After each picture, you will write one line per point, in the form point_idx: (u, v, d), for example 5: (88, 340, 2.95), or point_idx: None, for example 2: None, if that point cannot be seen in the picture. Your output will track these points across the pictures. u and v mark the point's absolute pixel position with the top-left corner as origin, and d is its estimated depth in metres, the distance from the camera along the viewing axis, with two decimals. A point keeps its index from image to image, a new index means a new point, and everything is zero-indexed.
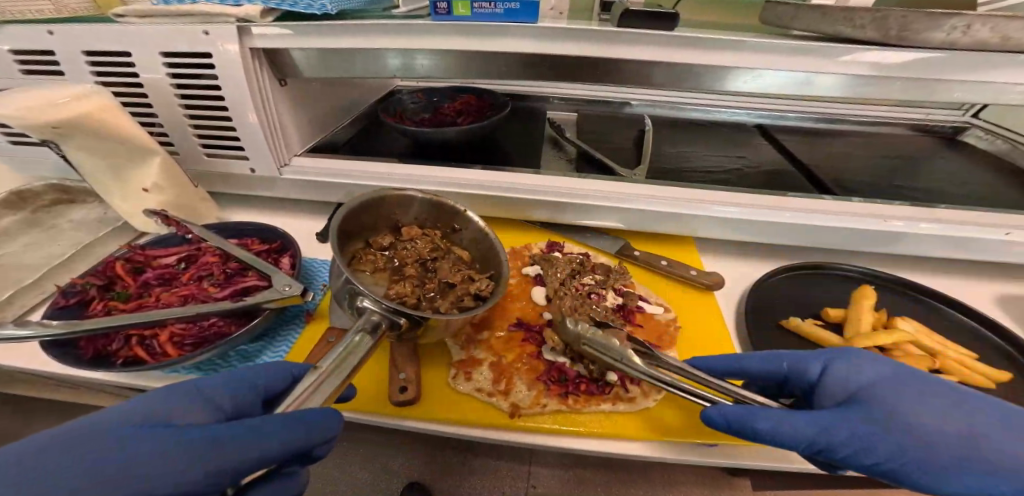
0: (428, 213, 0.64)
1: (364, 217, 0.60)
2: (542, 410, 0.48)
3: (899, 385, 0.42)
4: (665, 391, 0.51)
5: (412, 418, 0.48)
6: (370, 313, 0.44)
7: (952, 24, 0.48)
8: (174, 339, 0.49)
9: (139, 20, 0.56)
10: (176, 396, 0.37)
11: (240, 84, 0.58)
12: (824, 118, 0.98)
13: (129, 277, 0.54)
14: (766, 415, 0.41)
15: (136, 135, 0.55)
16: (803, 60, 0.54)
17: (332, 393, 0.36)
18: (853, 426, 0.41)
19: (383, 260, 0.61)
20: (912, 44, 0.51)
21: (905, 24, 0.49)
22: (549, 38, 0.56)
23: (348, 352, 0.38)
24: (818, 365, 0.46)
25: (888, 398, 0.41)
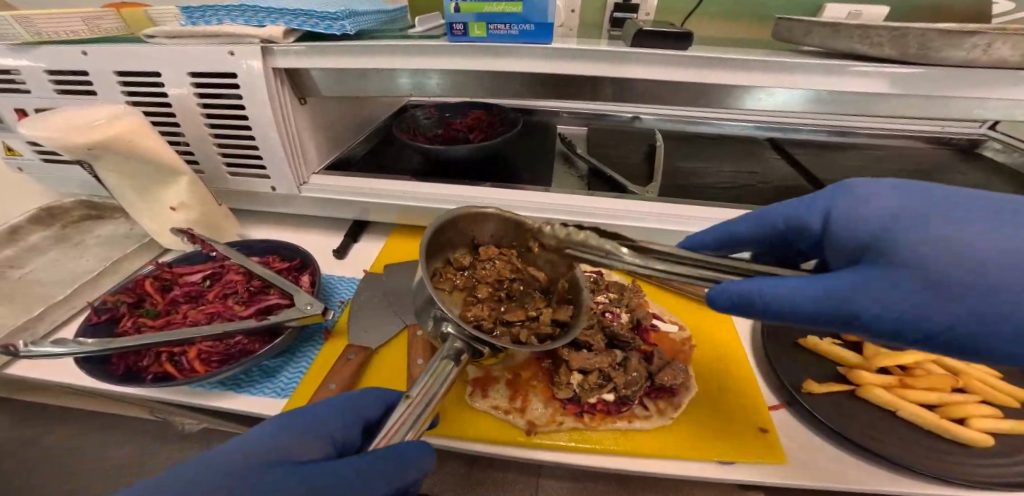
0: (506, 230, 0.57)
1: (440, 236, 0.56)
2: (559, 428, 0.49)
3: (906, 222, 0.36)
4: (680, 409, 0.51)
5: (430, 435, 0.49)
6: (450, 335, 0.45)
7: (969, 41, 0.47)
8: (202, 355, 0.51)
9: (168, 41, 0.58)
10: (289, 427, 0.40)
11: (263, 103, 0.59)
12: (836, 131, 0.98)
13: (157, 294, 0.56)
14: (780, 290, 0.37)
15: (163, 156, 0.56)
16: (816, 77, 0.54)
17: (424, 419, 0.38)
18: (874, 289, 0.35)
19: (461, 280, 0.58)
20: (929, 61, 0.50)
21: (924, 42, 0.48)
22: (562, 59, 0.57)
23: (434, 380, 0.40)
24: (818, 215, 0.41)
25: (907, 247, 0.35)
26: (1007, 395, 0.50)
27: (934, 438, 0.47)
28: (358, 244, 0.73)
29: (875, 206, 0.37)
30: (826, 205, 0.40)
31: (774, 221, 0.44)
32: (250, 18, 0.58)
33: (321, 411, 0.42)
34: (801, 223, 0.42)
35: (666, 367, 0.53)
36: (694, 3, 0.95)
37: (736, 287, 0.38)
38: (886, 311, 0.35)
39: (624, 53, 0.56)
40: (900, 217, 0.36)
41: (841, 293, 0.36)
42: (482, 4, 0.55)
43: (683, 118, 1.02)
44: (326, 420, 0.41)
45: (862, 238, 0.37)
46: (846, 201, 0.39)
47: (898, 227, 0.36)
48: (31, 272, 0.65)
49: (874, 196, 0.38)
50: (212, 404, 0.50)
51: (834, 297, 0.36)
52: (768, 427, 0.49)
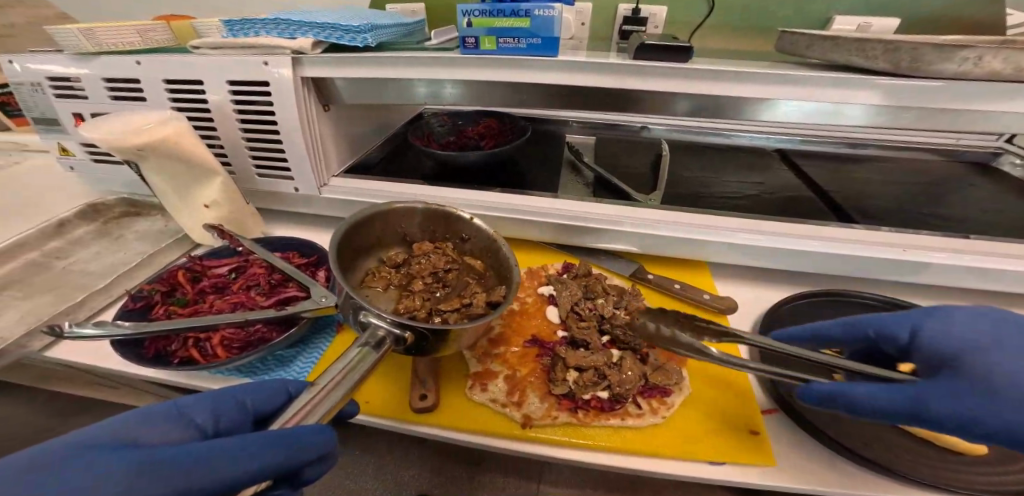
0: (432, 225, 0.69)
1: (369, 232, 0.65)
2: (553, 422, 0.50)
3: (996, 346, 0.39)
4: (673, 409, 0.51)
5: (428, 425, 0.52)
6: (373, 325, 0.46)
7: (961, 54, 0.48)
8: (224, 341, 0.54)
9: (212, 52, 0.63)
10: (160, 414, 0.39)
11: (290, 110, 0.64)
12: (845, 143, 0.98)
13: (187, 284, 0.60)
14: (868, 392, 0.40)
15: (202, 157, 0.61)
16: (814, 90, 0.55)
17: (332, 409, 0.38)
18: (947, 398, 0.38)
19: (396, 277, 0.67)
20: (924, 74, 0.51)
21: (916, 56, 0.49)
22: (566, 71, 0.59)
23: (348, 368, 0.40)
24: (906, 330, 0.43)
25: (993, 372, 0.38)
26: None
27: (927, 446, 0.47)
28: None
29: (959, 331, 0.41)
30: (915, 321, 0.43)
31: (863, 330, 0.45)
32: (283, 30, 0.63)
33: (199, 400, 0.42)
34: (887, 333, 0.44)
35: (659, 368, 0.55)
36: (704, 15, 0.97)
37: (823, 385, 0.42)
38: (957, 416, 0.38)
39: (621, 65, 0.58)
40: (979, 344, 0.39)
41: (919, 393, 0.39)
42: (493, 19, 0.57)
43: (690, 128, 1.04)
44: (203, 409, 0.41)
45: (945, 351, 0.40)
46: (937, 322, 0.42)
47: (969, 350, 0.39)
48: (74, 263, 0.71)
49: (967, 321, 0.41)
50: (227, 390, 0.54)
51: (911, 396, 0.39)
52: (759, 429, 0.49)
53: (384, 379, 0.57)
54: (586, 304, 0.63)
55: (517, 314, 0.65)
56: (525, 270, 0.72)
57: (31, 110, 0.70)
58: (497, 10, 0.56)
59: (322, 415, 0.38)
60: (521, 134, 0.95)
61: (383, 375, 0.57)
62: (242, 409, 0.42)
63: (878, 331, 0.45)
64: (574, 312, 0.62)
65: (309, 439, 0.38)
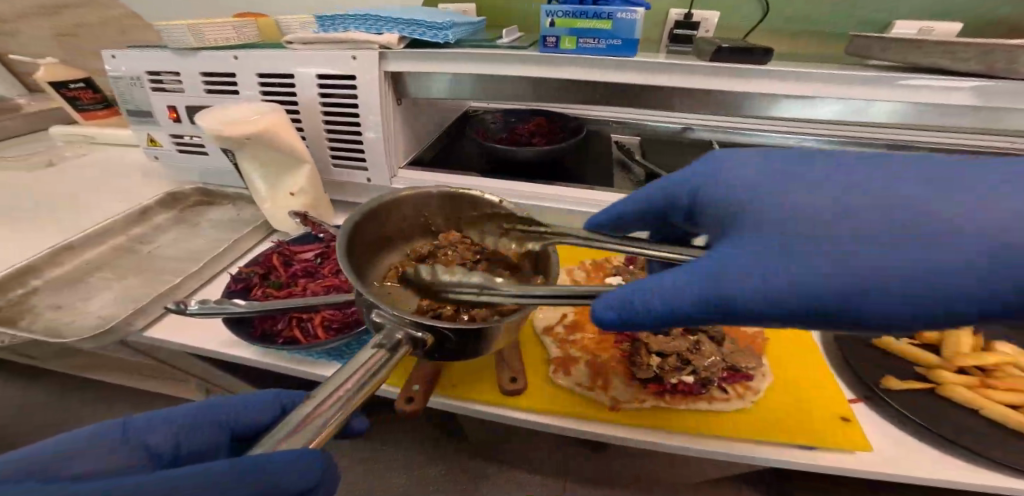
0: (455, 209, 0.62)
1: (384, 220, 0.60)
2: (642, 406, 0.52)
3: (766, 181, 0.35)
4: (761, 394, 0.52)
5: (519, 408, 0.52)
6: (388, 326, 0.39)
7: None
8: (324, 322, 0.57)
9: (303, 46, 0.67)
10: (110, 435, 0.35)
11: (374, 101, 0.67)
12: (893, 145, 0.99)
13: (281, 268, 0.63)
14: (742, 267, 0.32)
15: (295, 147, 0.64)
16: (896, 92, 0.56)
17: (333, 426, 0.29)
18: (912, 259, 0.28)
19: (423, 272, 0.62)
20: (1015, 76, 0.51)
21: (1013, 58, 0.50)
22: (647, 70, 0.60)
23: (346, 372, 0.32)
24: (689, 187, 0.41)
25: (830, 198, 0.31)
26: None
27: (1018, 438, 0.48)
28: None
29: (729, 174, 0.38)
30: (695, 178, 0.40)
31: (674, 199, 0.42)
32: (371, 26, 0.66)
33: (163, 418, 0.38)
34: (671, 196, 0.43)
35: (738, 352, 0.56)
36: (757, 18, 0.99)
37: (615, 296, 0.35)
38: (877, 278, 0.29)
39: (701, 65, 0.59)
40: (745, 189, 0.36)
41: (784, 244, 0.32)
42: (576, 20, 0.59)
43: (737, 129, 1.05)
44: (166, 429, 0.37)
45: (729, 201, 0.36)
46: (708, 168, 0.39)
47: (754, 196, 0.35)
48: (156, 248, 0.74)
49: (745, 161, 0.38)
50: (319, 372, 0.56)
51: (841, 264, 0.30)
52: (850, 416, 0.50)
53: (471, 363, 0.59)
54: None
55: (589, 303, 0.66)
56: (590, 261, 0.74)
57: (128, 102, 0.74)
58: (583, 11, 0.58)
59: (321, 436, 0.29)
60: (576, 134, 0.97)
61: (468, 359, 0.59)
62: (218, 427, 0.39)
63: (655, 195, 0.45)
64: None
65: (290, 472, 0.31)
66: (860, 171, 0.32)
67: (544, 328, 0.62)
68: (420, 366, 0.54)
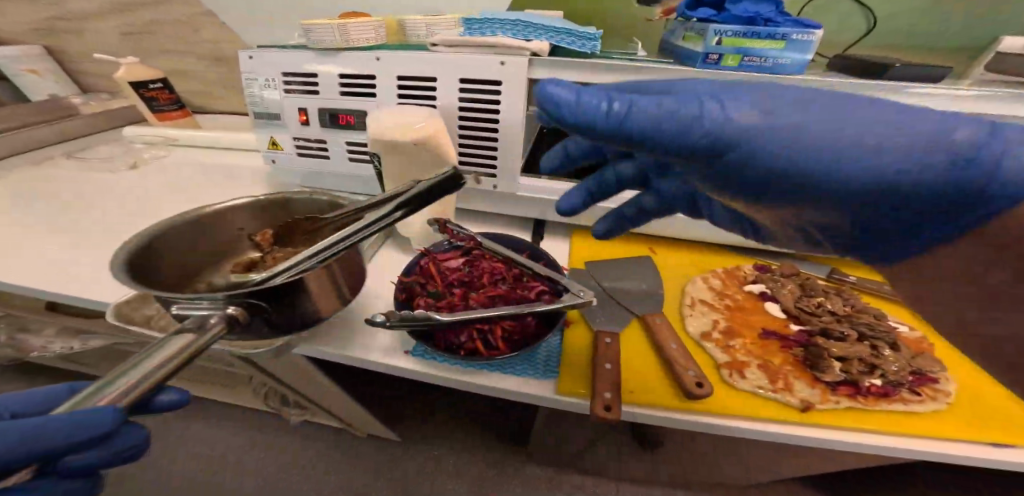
0: (266, 215, 0.68)
1: (199, 226, 0.64)
2: (836, 406, 0.52)
3: (771, 90, 0.40)
4: (951, 396, 0.53)
5: (711, 411, 0.53)
6: (201, 309, 0.45)
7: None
8: (504, 334, 0.56)
9: (448, 50, 0.65)
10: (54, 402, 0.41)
11: (518, 109, 0.65)
12: None
13: (437, 278, 0.62)
14: (637, 100, 0.41)
15: (444, 151, 0.61)
16: None
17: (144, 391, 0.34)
18: (747, 115, 0.38)
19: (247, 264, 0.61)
20: None
21: None
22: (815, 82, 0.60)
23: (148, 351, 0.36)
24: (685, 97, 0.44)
25: (801, 118, 0.37)
26: None
27: None
28: (549, 243, 0.83)
29: (696, 84, 0.44)
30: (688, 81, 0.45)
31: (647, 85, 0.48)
32: (519, 31, 0.64)
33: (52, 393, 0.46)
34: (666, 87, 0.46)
35: (914, 357, 0.57)
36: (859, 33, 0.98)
37: (561, 93, 0.43)
38: (702, 125, 0.39)
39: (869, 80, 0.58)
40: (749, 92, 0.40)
41: (682, 102, 0.40)
42: (744, 40, 0.60)
43: None
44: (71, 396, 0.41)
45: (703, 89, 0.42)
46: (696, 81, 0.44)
47: (729, 88, 0.41)
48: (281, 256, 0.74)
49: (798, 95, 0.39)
50: (481, 382, 0.57)
51: (747, 111, 0.38)
52: None
53: (643, 370, 0.58)
54: (809, 301, 0.66)
55: (736, 310, 0.67)
56: (719, 270, 0.76)
57: (256, 105, 0.72)
58: (753, 32, 0.59)
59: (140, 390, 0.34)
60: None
61: (639, 365, 0.59)
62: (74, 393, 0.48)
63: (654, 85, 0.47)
64: (800, 308, 0.65)
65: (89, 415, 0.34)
66: (765, 102, 0.38)
67: (701, 335, 0.63)
68: (602, 372, 0.55)
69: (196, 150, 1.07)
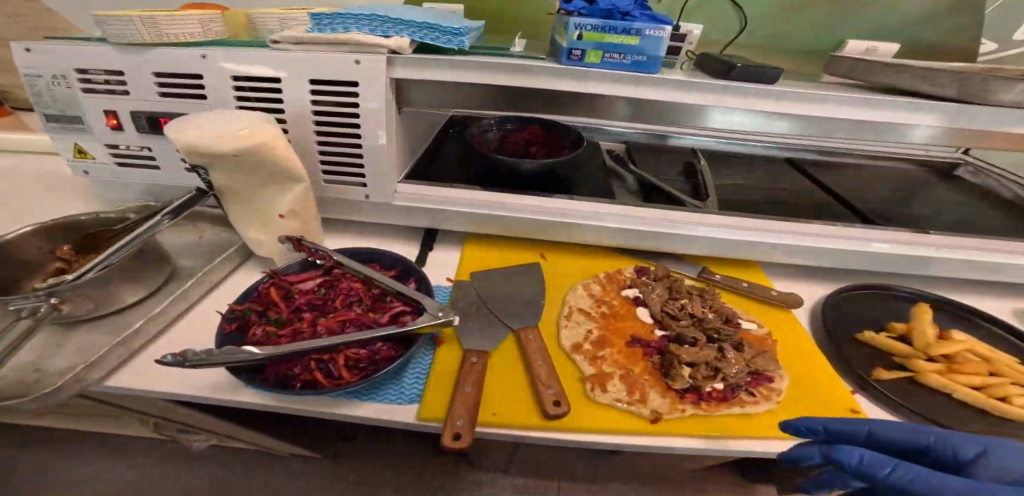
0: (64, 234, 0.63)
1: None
2: (681, 415, 0.53)
3: None
4: (783, 394, 0.56)
5: (565, 429, 0.52)
6: (24, 306, 0.49)
7: (1017, 86, 0.53)
8: (349, 362, 0.49)
9: (295, 47, 0.57)
10: None
11: (378, 114, 0.59)
12: (834, 152, 1.14)
13: (281, 302, 0.54)
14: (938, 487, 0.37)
15: (290, 163, 0.54)
16: (884, 112, 0.58)
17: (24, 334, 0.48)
18: None
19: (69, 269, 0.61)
20: (984, 102, 0.56)
21: (983, 86, 0.54)
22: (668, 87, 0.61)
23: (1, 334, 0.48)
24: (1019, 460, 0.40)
25: None
26: None
27: (983, 415, 0.56)
28: (434, 253, 0.79)
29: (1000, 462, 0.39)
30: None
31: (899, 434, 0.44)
32: (375, 27, 0.58)
33: None
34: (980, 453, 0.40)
35: (758, 355, 0.60)
36: (733, 34, 1.06)
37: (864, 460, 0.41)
38: None
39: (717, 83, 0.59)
40: None
41: None
42: (603, 34, 0.59)
43: (710, 138, 1.14)
44: None
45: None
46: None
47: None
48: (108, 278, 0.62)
49: None
50: (329, 412, 0.51)
51: None
52: (858, 408, 0.56)
53: (507, 389, 0.56)
54: (674, 303, 0.67)
55: (609, 316, 0.67)
56: (602, 274, 0.76)
57: (46, 107, 0.60)
58: (610, 26, 0.58)
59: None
60: (575, 146, 0.94)
61: (504, 383, 0.57)
62: None
63: (881, 434, 0.44)
64: (667, 312, 0.66)
65: None
66: None
67: (572, 347, 0.62)
68: (459, 395, 0.52)
69: (28, 159, 0.92)
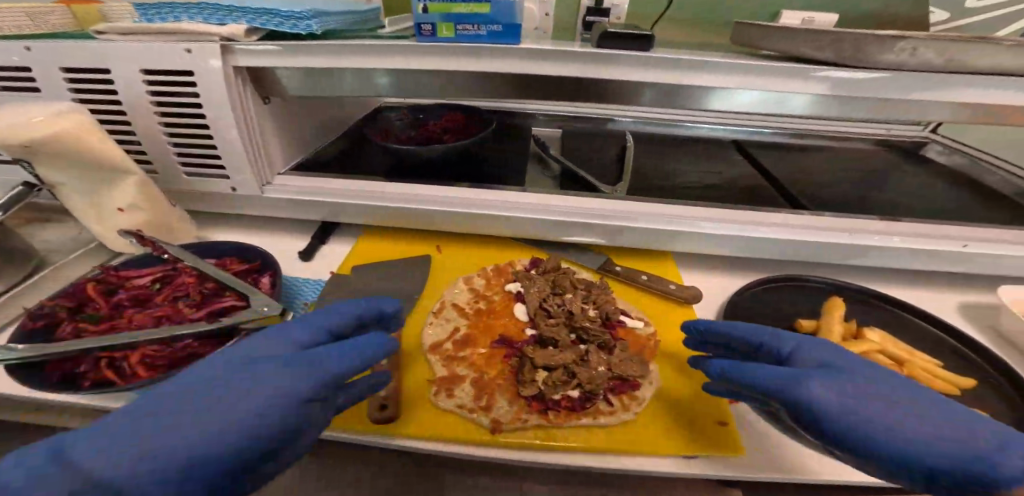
0: None
1: None
2: (523, 425, 0.49)
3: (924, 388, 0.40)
4: (644, 404, 0.51)
5: (390, 438, 0.48)
6: None
7: (898, 45, 0.45)
8: (145, 360, 0.46)
9: (122, 37, 0.53)
10: None
11: (223, 105, 0.55)
12: (797, 134, 1.05)
13: (101, 298, 0.52)
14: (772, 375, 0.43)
15: (109, 153, 0.52)
16: (765, 79, 0.51)
17: None
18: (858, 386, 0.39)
19: None
20: (871, 66, 0.47)
21: (859, 47, 0.46)
22: (531, 54, 0.53)
23: None
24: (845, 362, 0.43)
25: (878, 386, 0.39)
26: (946, 381, 0.52)
27: None
28: (326, 246, 0.75)
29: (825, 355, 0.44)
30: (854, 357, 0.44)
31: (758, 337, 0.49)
32: (210, 14, 0.53)
33: None
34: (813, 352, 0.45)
35: (626, 359, 0.54)
36: (662, 9, 1.04)
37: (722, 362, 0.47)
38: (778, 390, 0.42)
39: (577, 52, 0.52)
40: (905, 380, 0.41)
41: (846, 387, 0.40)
42: (450, 4, 0.52)
43: (653, 121, 1.06)
44: None
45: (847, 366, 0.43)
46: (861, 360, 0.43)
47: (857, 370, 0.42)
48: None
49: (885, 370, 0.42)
50: None
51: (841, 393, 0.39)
52: (728, 420, 0.50)
53: None
54: (553, 299, 0.62)
55: (482, 312, 0.63)
56: (493, 266, 0.71)
57: None
58: None
59: None
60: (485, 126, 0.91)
61: None
62: None
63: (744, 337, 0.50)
64: (543, 309, 0.61)
65: None
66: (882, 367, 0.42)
67: (431, 346, 0.58)
68: None
69: None
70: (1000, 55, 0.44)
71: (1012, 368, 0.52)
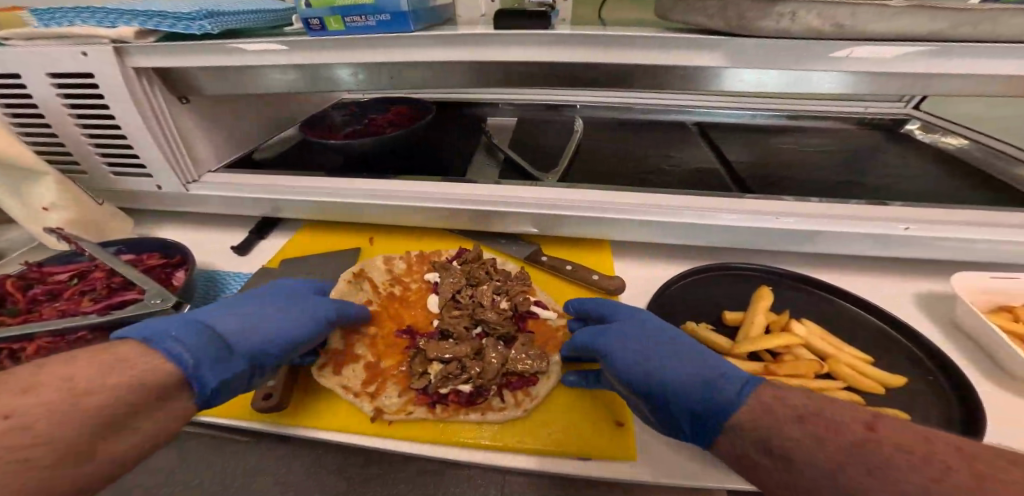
0: None
1: None
2: (405, 417, 0.48)
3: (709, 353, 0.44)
4: (536, 402, 0.49)
5: (277, 426, 0.49)
6: None
7: (774, 9, 0.41)
8: (40, 352, 0.50)
9: (25, 43, 0.55)
10: None
11: (127, 106, 0.57)
12: (789, 113, 0.97)
13: (17, 292, 0.56)
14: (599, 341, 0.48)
15: (14, 153, 0.55)
16: (654, 53, 0.47)
17: None
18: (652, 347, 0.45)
19: None
20: (752, 33, 0.43)
21: (740, 12, 0.42)
22: (411, 39, 0.50)
23: None
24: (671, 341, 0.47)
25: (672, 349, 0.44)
26: (873, 380, 0.47)
27: None
28: (267, 242, 0.74)
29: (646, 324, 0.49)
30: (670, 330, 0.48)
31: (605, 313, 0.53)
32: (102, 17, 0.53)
33: None
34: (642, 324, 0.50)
35: (520, 355, 0.52)
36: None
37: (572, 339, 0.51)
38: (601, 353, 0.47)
39: (459, 34, 0.49)
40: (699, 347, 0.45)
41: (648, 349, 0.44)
42: None
43: (615, 105, 1.01)
44: None
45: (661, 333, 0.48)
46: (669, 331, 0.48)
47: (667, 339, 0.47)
48: None
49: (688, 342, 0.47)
50: None
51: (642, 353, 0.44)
52: (626, 421, 0.47)
53: None
54: (466, 291, 0.60)
55: (394, 300, 0.62)
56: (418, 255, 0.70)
57: None
58: None
59: None
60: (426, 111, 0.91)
61: None
62: None
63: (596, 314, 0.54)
64: (454, 300, 0.59)
65: None
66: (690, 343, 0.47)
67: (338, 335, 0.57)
68: None
69: None
70: (900, 18, 0.39)
71: (952, 364, 0.47)
